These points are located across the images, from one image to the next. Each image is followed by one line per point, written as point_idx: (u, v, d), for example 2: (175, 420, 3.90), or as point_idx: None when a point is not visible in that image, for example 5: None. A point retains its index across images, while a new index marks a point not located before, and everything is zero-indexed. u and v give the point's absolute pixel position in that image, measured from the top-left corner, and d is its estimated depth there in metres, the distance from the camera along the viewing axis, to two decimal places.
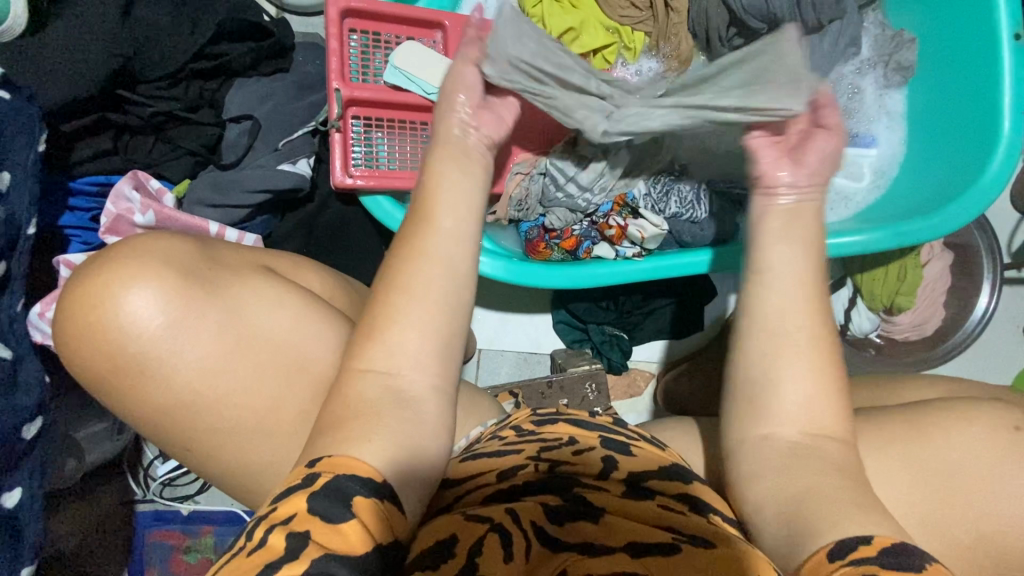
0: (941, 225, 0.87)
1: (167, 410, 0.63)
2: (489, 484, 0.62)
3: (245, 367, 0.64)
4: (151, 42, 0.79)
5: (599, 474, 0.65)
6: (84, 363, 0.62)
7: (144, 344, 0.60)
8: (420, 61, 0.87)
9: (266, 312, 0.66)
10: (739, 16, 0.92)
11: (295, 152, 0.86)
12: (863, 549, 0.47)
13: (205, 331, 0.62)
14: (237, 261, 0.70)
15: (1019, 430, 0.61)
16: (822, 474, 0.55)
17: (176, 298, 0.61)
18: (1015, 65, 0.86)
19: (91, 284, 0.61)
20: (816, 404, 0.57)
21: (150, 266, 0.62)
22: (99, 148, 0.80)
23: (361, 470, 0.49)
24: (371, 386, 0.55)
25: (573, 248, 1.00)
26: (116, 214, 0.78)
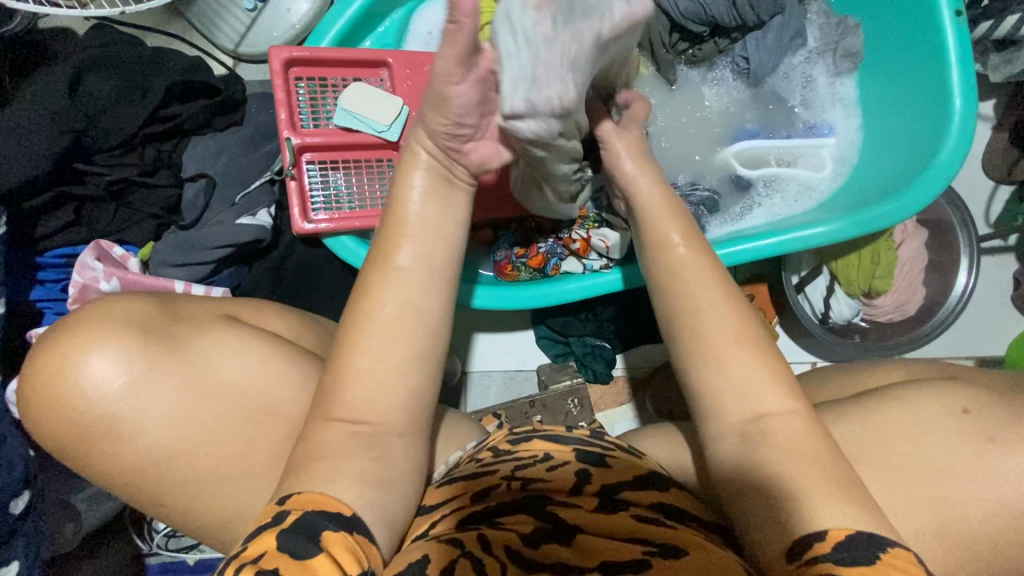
0: (901, 209, 0.86)
1: (145, 471, 0.63)
2: (465, 506, 0.64)
3: (212, 416, 0.65)
4: (103, 115, 0.81)
5: (572, 487, 0.67)
6: (51, 431, 0.63)
7: (109, 408, 0.62)
8: (367, 103, 0.88)
9: (227, 361, 0.67)
10: (679, 22, 0.93)
11: (253, 204, 0.87)
12: (818, 546, 0.48)
13: (169, 389, 0.64)
14: (199, 313, 0.71)
15: (968, 412, 0.61)
16: (775, 461, 0.54)
17: (139, 360, 0.63)
18: (958, 41, 0.86)
19: (52, 352, 0.62)
20: (760, 392, 0.57)
21: (113, 327, 0.63)
22: (61, 222, 0.82)
23: (332, 505, 0.51)
24: (337, 435, 0.56)
25: (541, 266, 1.00)
26: (82, 284, 0.80)
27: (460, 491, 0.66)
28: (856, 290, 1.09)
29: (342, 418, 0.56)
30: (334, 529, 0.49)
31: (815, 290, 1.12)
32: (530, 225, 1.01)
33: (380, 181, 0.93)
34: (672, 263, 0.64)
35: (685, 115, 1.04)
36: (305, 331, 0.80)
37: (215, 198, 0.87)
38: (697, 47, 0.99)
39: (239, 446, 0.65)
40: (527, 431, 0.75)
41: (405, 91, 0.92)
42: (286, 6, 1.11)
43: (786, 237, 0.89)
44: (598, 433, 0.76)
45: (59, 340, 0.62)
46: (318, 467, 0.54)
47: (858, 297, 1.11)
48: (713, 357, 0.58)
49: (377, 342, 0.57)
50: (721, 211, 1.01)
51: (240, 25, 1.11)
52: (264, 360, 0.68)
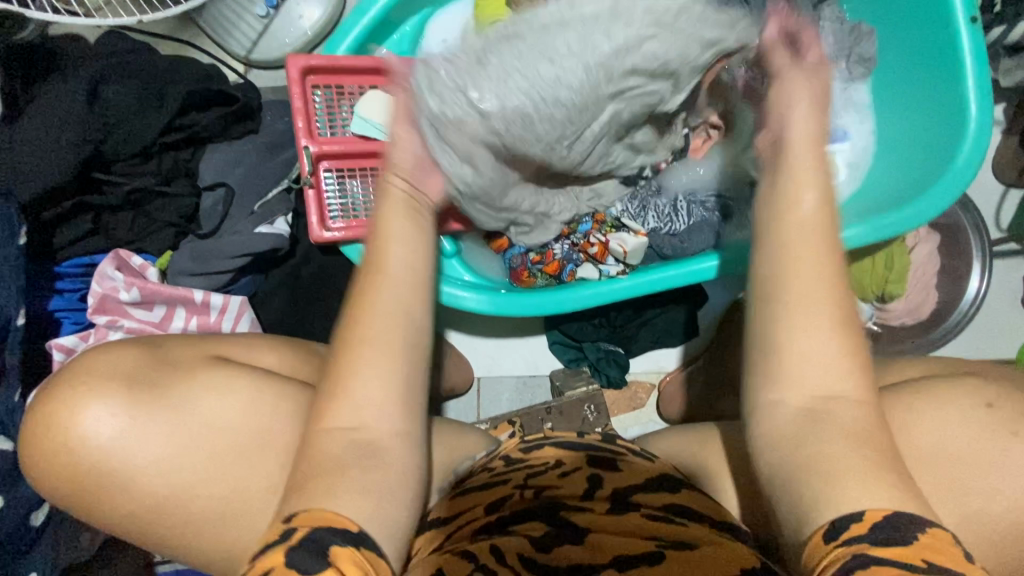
0: (917, 216, 0.87)
1: (166, 491, 0.64)
2: (479, 517, 0.65)
3: (202, 457, 0.65)
4: (120, 124, 0.81)
5: (584, 492, 0.68)
6: (50, 482, 0.64)
7: (98, 460, 0.62)
8: (384, 111, 0.88)
9: (216, 401, 0.67)
10: None
11: (270, 213, 0.87)
12: (856, 527, 0.45)
13: (155, 437, 0.64)
14: (185, 356, 0.72)
15: (993, 409, 0.58)
16: (824, 443, 0.50)
17: (124, 410, 0.64)
18: (973, 48, 0.86)
19: (43, 410, 0.64)
20: (829, 371, 0.51)
21: (96, 379, 0.65)
22: (80, 231, 0.82)
23: (338, 522, 0.51)
24: (335, 443, 0.55)
25: (557, 272, 1.00)
26: (102, 294, 0.80)
27: (471, 502, 0.67)
28: (869, 295, 1.10)
29: (339, 427, 0.56)
30: (342, 544, 0.49)
31: None
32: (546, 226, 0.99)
33: None
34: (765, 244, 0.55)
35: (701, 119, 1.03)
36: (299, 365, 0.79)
37: (234, 207, 0.87)
38: None
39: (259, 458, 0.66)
40: (539, 438, 0.76)
41: None
42: (298, 12, 1.11)
43: None
44: (611, 437, 0.78)
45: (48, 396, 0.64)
46: (336, 483, 0.53)
47: (870, 301, 1.11)
48: (772, 339, 0.53)
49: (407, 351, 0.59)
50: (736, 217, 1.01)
51: (252, 31, 1.11)
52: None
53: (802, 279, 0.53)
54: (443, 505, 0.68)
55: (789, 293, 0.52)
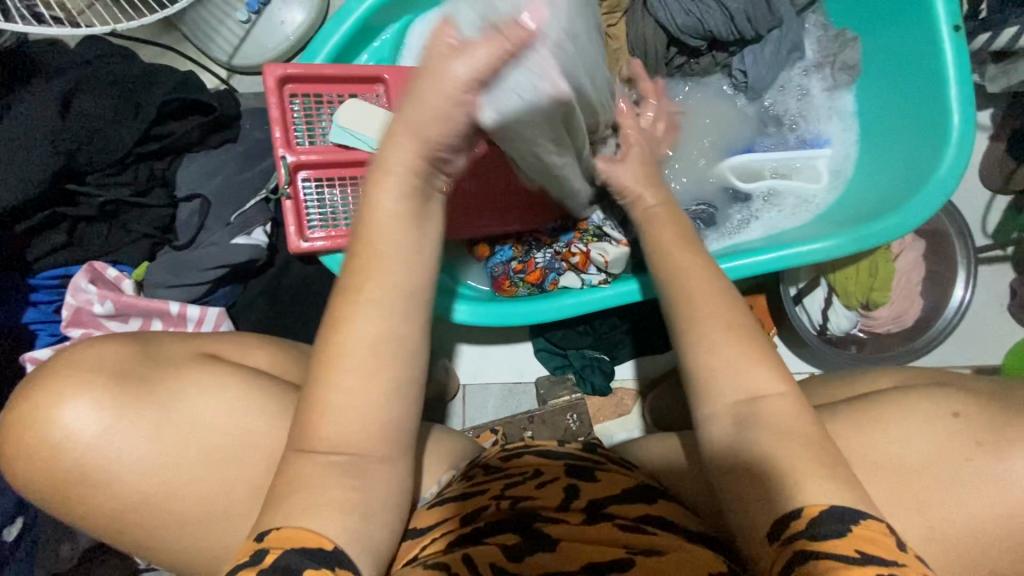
0: (900, 225, 0.86)
1: (138, 500, 0.63)
2: (452, 527, 0.64)
3: (187, 458, 0.64)
4: (95, 134, 0.80)
5: (561, 504, 0.66)
6: (29, 479, 0.63)
7: (82, 457, 0.61)
8: (362, 120, 0.88)
9: (202, 401, 0.66)
10: (675, 36, 0.92)
11: (248, 224, 0.86)
12: (794, 524, 0.48)
13: (141, 435, 0.63)
14: (176, 352, 0.70)
15: (958, 417, 0.57)
16: (765, 449, 0.53)
17: (110, 406, 0.62)
18: (955, 57, 0.86)
19: (27, 403, 0.62)
20: (746, 374, 0.56)
21: (85, 373, 0.63)
22: (54, 242, 0.81)
23: (313, 541, 0.48)
24: (313, 466, 0.51)
25: (539, 281, 0.99)
26: (75, 307, 0.80)
27: (447, 515, 0.66)
28: (854, 302, 1.10)
29: (320, 451, 0.51)
30: (316, 566, 0.46)
31: (813, 302, 1.12)
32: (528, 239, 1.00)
33: None
34: (663, 266, 0.65)
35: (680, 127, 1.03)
36: (288, 363, 0.78)
37: (210, 217, 0.86)
38: (694, 60, 0.98)
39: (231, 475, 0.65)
40: (519, 450, 0.78)
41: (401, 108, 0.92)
42: (280, 18, 1.10)
43: (784, 252, 0.89)
44: (591, 447, 0.80)
45: (34, 389, 0.61)
46: (304, 496, 0.50)
47: (855, 309, 1.11)
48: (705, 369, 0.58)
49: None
50: (718, 225, 1.01)
51: (234, 37, 1.11)
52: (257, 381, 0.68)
53: (707, 299, 0.60)
54: (422, 517, 0.68)
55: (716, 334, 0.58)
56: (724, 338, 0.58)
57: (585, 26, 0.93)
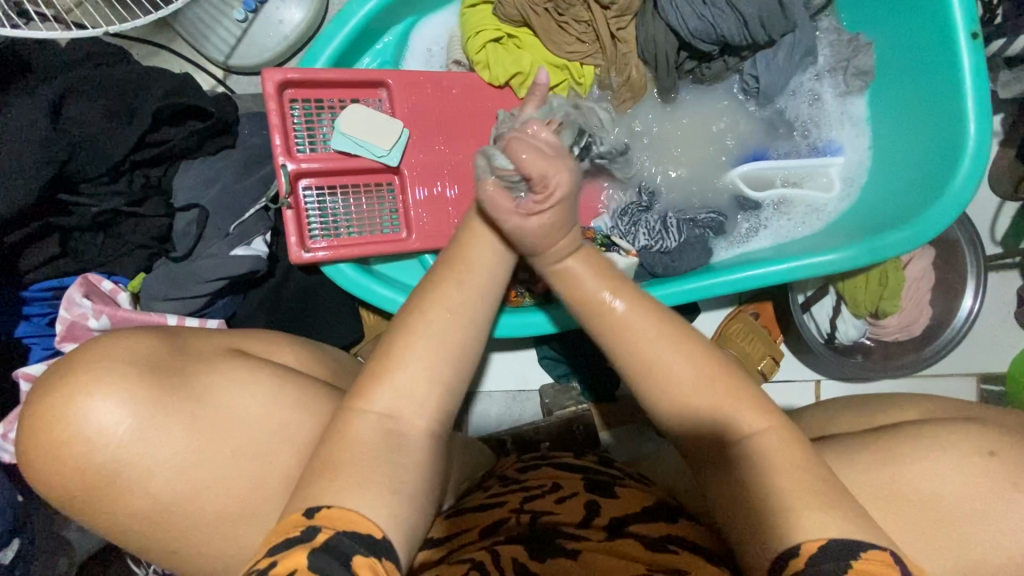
0: (913, 238, 0.85)
1: (170, 503, 0.59)
2: (472, 540, 0.63)
3: (221, 456, 0.61)
4: (89, 142, 0.77)
5: (581, 519, 0.65)
6: (53, 483, 0.58)
7: (113, 456, 0.57)
8: (365, 126, 0.85)
9: (238, 395, 0.63)
10: (687, 41, 0.89)
11: (247, 234, 0.84)
12: (796, 562, 0.48)
13: (177, 430, 0.59)
14: (207, 347, 0.67)
15: (994, 456, 0.56)
16: (765, 481, 0.52)
17: (144, 401, 0.58)
18: (973, 66, 0.84)
19: (55, 395, 0.57)
20: (732, 403, 0.55)
21: (117, 365, 0.59)
22: (45, 254, 0.78)
23: (365, 528, 0.48)
24: (369, 426, 0.54)
25: (545, 291, 0.97)
26: (70, 321, 0.77)
27: (467, 527, 0.66)
28: (862, 311, 1.08)
29: (374, 410, 0.55)
30: (363, 554, 0.46)
31: (822, 310, 1.11)
32: None
33: (380, 206, 0.91)
34: (618, 317, 0.59)
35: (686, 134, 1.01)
36: (315, 363, 0.77)
37: (208, 228, 0.83)
38: (705, 65, 0.95)
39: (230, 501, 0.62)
40: (537, 462, 0.79)
41: (404, 114, 0.89)
42: (278, 17, 1.07)
43: (795, 264, 0.87)
44: (606, 464, 0.80)
45: (63, 378, 0.57)
46: (342, 477, 0.50)
47: (864, 317, 1.10)
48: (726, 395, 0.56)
49: (389, 383, 0.56)
50: (727, 233, 0.99)
51: (230, 36, 1.07)
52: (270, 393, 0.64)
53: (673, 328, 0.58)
54: (438, 526, 0.67)
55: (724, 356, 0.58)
56: (696, 371, 0.57)
57: (593, 29, 0.90)
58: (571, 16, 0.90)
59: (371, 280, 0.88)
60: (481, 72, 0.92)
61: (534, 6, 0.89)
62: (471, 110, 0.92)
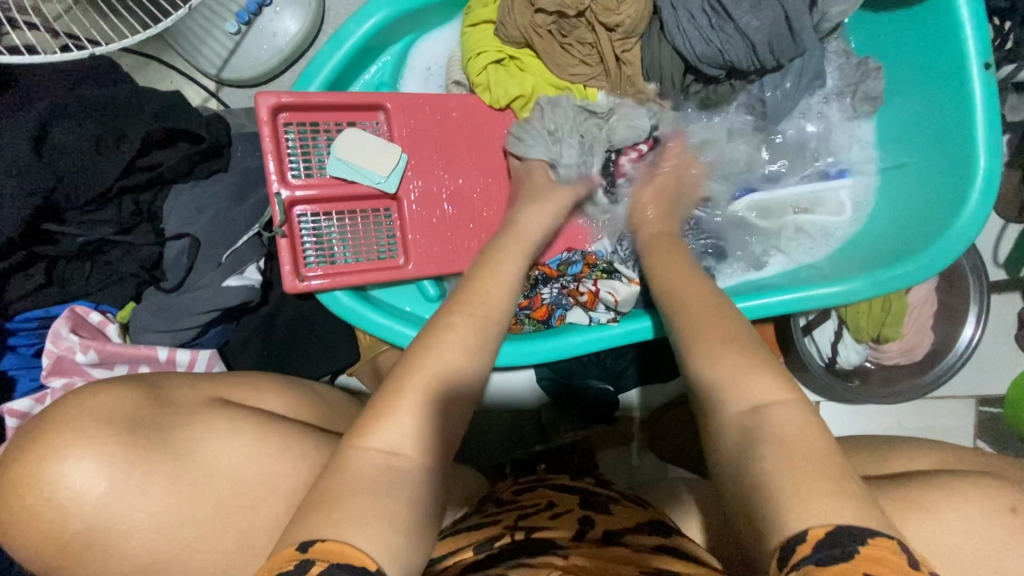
0: (921, 270, 0.83)
1: (149, 563, 0.57)
2: (465, 557, 0.62)
3: (204, 511, 0.59)
4: (74, 168, 0.74)
5: (575, 533, 0.64)
6: (23, 548, 0.55)
7: (90, 520, 0.54)
8: (362, 152, 0.83)
9: (219, 448, 0.62)
10: (693, 65, 0.86)
11: (240, 263, 0.82)
12: (799, 549, 0.40)
13: (155, 488, 0.57)
14: (187, 398, 0.65)
15: (1013, 514, 0.54)
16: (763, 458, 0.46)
17: (120, 461, 0.56)
18: (985, 96, 0.82)
19: (22, 463, 0.54)
20: (746, 383, 0.51)
21: (88, 424, 0.56)
22: (33, 284, 0.76)
23: (357, 560, 0.42)
24: (370, 463, 0.49)
25: (545, 317, 0.95)
26: (57, 355, 0.75)
27: (463, 543, 0.65)
28: (865, 336, 1.08)
29: (374, 446, 0.50)
30: None
31: (823, 334, 1.11)
32: (537, 278, 0.96)
33: (377, 232, 0.89)
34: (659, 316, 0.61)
35: None
36: (299, 409, 0.76)
37: (200, 258, 0.81)
38: (712, 88, 0.92)
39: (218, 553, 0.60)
40: (533, 484, 0.78)
41: (403, 138, 0.87)
42: (272, 29, 1.04)
43: (799, 295, 0.86)
44: (603, 484, 0.79)
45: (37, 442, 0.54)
46: (342, 512, 0.45)
47: (865, 342, 1.09)
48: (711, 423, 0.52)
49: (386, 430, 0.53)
50: (730, 259, 0.98)
51: (223, 49, 1.04)
52: (263, 437, 0.64)
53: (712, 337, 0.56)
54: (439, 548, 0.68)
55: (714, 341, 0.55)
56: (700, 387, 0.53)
57: (597, 51, 0.88)
58: (574, 37, 0.87)
59: (368, 308, 0.86)
60: (482, 94, 0.90)
61: (537, 29, 0.86)
62: (470, 133, 0.90)
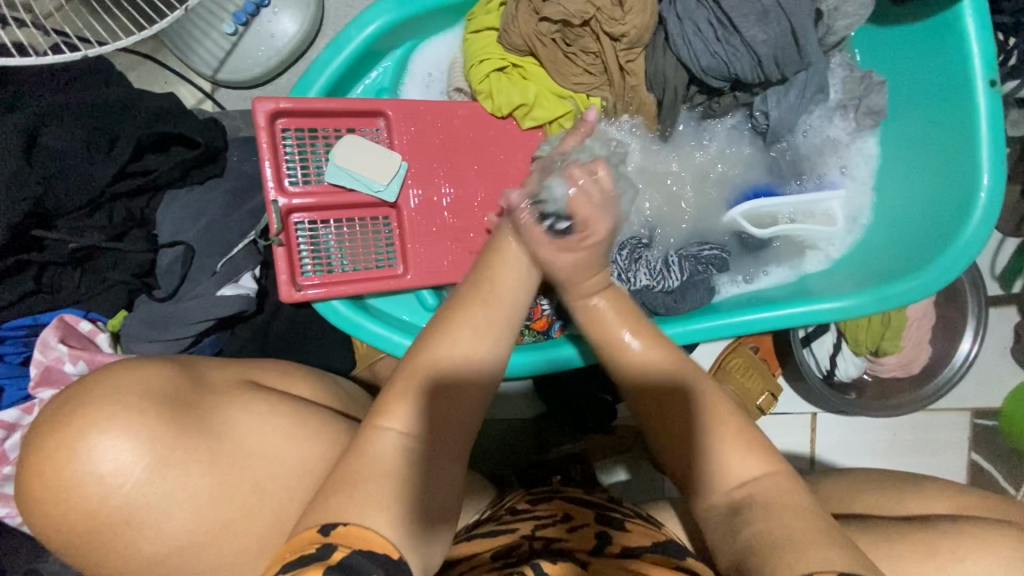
0: (923, 287, 0.83)
1: (183, 546, 0.57)
2: (482, 563, 0.62)
3: (240, 494, 0.59)
4: (66, 173, 0.72)
5: (593, 547, 0.63)
6: (56, 528, 0.54)
7: (128, 498, 0.54)
8: (361, 159, 0.82)
9: (256, 431, 0.62)
10: (698, 77, 0.85)
11: (235, 271, 0.80)
12: None
13: (194, 468, 0.57)
14: (222, 378, 0.66)
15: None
16: (760, 520, 0.51)
17: (163, 438, 0.56)
18: (989, 112, 0.82)
19: (59, 435, 0.53)
20: (735, 459, 0.57)
21: (129, 400, 0.56)
22: (21, 290, 0.74)
23: (378, 546, 0.44)
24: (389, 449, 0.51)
25: (545, 329, 0.94)
26: (46, 365, 0.73)
27: (476, 552, 0.64)
28: (863, 349, 1.07)
29: (396, 428, 0.52)
30: None
31: (821, 347, 1.10)
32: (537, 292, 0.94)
33: (375, 240, 0.87)
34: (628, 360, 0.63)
35: (692, 170, 0.98)
36: (326, 398, 0.75)
37: (194, 267, 0.80)
38: (715, 100, 0.92)
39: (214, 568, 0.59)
40: (548, 494, 0.77)
41: (403, 145, 0.86)
42: (269, 30, 1.02)
43: (801, 309, 0.85)
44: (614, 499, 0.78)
45: (72, 417, 0.54)
46: (353, 497, 0.46)
47: (863, 355, 1.09)
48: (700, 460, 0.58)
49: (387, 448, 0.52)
50: (730, 271, 0.98)
51: (219, 50, 1.02)
52: (292, 429, 0.64)
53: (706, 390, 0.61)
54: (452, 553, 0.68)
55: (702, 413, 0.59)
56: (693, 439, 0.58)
57: (601, 61, 0.87)
58: (579, 46, 0.86)
59: (364, 317, 0.84)
60: (483, 103, 0.89)
61: (541, 37, 0.84)
62: (471, 142, 0.89)
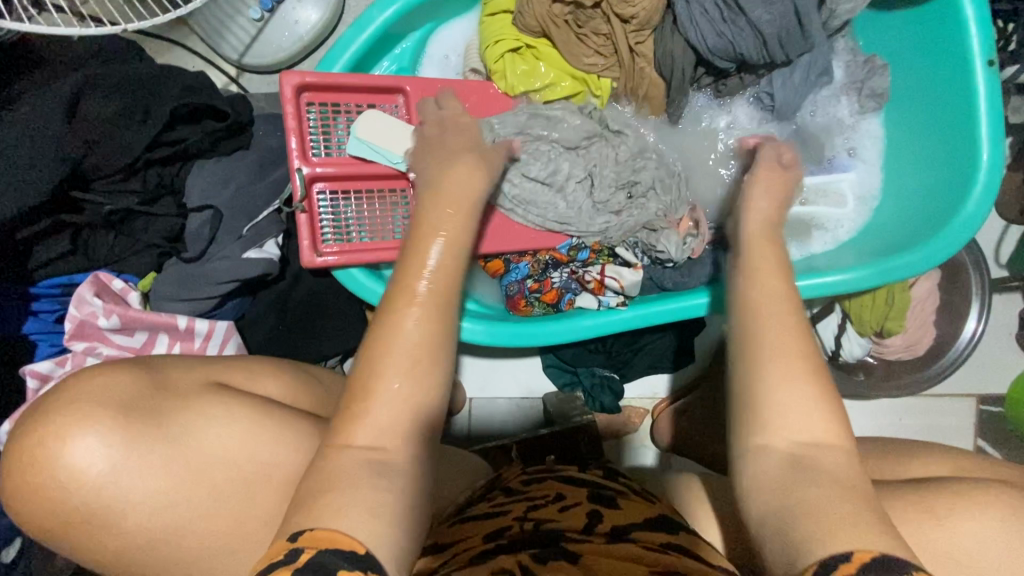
0: (925, 260, 0.85)
1: (149, 539, 0.59)
2: (475, 545, 0.62)
3: (198, 495, 0.60)
4: (103, 138, 0.76)
5: (585, 526, 0.64)
6: (33, 516, 0.58)
7: (89, 495, 0.56)
8: (380, 131, 0.85)
9: (216, 437, 0.62)
10: (705, 57, 0.89)
11: (260, 236, 0.84)
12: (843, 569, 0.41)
13: (150, 471, 0.58)
14: (188, 382, 0.66)
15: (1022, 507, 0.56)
16: (818, 487, 0.47)
17: (120, 442, 0.57)
18: (989, 91, 0.84)
19: (27, 440, 0.56)
20: (796, 400, 0.52)
21: (88, 409, 0.58)
22: (58, 250, 0.78)
23: (343, 543, 0.43)
24: (352, 462, 0.49)
25: (555, 301, 0.96)
26: (80, 320, 0.77)
27: (467, 534, 0.65)
28: (868, 330, 1.08)
29: (357, 445, 0.50)
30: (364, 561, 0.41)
31: (826, 327, 1.12)
32: (546, 265, 0.98)
33: (392, 213, 0.91)
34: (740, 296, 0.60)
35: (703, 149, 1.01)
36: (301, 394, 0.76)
37: (221, 230, 0.83)
38: (722, 82, 0.95)
39: (236, 512, 0.61)
40: (542, 475, 0.77)
41: (421, 121, 0.89)
42: (293, 17, 1.07)
43: (806, 283, 0.87)
44: (611, 476, 0.79)
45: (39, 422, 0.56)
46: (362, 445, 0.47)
47: (868, 337, 1.10)
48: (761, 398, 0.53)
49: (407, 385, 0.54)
50: None
51: (246, 35, 1.07)
52: None
53: (780, 333, 0.55)
54: (441, 535, 0.67)
55: (765, 351, 0.54)
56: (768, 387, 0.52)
57: (611, 42, 0.90)
58: (590, 28, 0.90)
59: (380, 285, 0.87)
60: (498, 82, 0.93)
61: (554, 18, 0.88)
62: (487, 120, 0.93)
